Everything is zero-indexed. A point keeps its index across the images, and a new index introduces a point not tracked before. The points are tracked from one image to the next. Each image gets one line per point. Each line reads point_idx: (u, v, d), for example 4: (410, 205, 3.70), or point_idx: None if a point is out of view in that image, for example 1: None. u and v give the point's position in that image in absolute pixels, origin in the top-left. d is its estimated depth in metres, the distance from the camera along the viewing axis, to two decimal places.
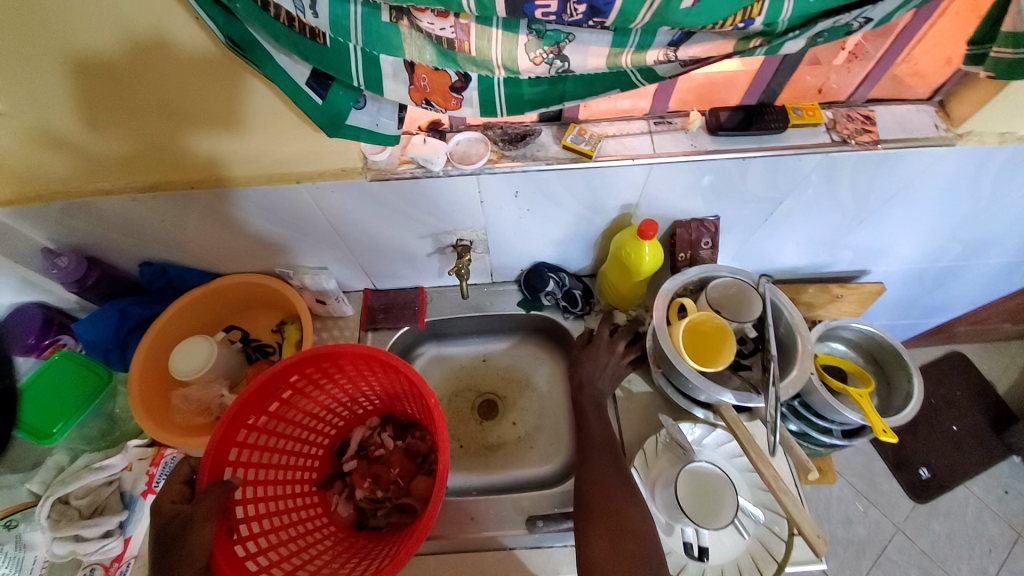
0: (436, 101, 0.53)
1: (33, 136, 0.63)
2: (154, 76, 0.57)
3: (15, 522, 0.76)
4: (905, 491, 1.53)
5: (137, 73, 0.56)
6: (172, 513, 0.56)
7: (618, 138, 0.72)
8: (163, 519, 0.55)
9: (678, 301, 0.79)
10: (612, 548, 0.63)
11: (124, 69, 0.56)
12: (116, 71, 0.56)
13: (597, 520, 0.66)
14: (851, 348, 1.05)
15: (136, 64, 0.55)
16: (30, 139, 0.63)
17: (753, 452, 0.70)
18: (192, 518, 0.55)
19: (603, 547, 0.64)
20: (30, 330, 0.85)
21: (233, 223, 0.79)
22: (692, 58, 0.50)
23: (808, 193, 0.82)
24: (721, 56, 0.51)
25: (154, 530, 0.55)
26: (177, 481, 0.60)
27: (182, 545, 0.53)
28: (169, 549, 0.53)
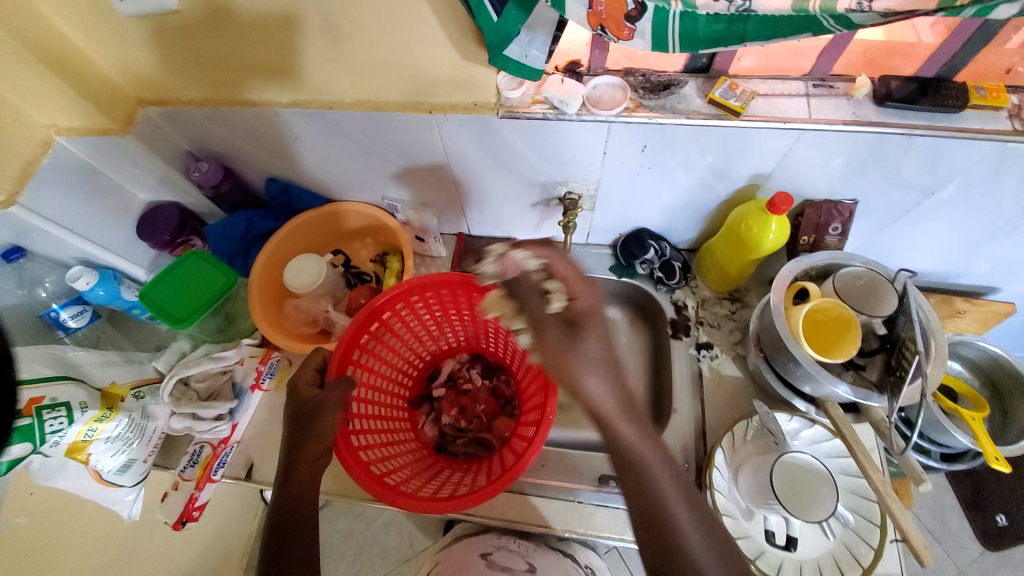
0: (610, 30, 0.50)
1: (135, 83, 0.76)
2: (227, 25, 0.65)
3: (142, 393, 0.84)
4: (976, 534, 1.41)
5: (208, 27, 0.66)
6: (308, 396, 0.59)
7: (769, 97, 0.66)
8: (298, 401, 0.60)
9: (798, 285, 0.75)
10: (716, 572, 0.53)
11: (197, 25, 0.66)
12: (191, 26, 0.66)
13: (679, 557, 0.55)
14: (968, 367, 0.95)
15: (206, 19, 0.65)
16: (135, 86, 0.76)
17: (859, 452, 0.67)
18: (325, 405, 0.58)
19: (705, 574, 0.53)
20: (166, 227, 0.89)
21: (355, 148, 0.81)
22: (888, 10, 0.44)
23: (967, 186, 0.73)
24: (922, 12, 0.45)
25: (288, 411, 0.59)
26: (309, 366, 0.63)
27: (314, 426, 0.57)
28: (305, 426, 0.57)
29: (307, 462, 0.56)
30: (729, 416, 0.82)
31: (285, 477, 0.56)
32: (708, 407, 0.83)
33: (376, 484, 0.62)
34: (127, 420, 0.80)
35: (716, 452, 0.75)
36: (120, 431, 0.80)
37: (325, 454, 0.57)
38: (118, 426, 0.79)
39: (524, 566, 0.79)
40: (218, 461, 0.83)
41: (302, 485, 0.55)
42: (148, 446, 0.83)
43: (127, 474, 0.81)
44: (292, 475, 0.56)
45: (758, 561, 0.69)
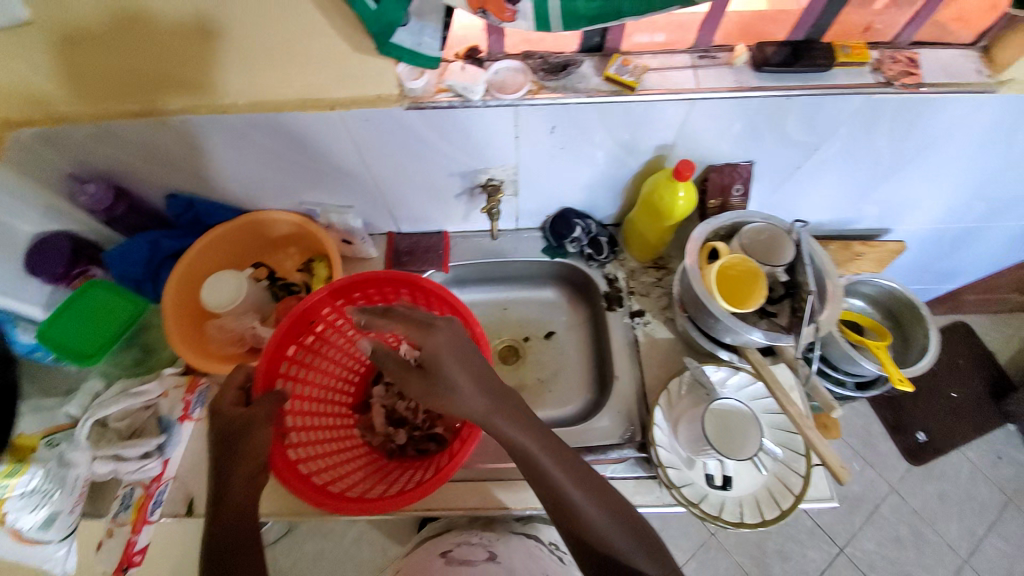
0: (491, 11, 0.50)
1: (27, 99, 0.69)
2: (140, 36, 0.63)
3: (55, 441, 0.76)
4: (901, 453, 1.57)
5: (119, 38, 0.63)
6: (232, 414, 0.55)
7: (660, 71, 0.70)
8: (223, 421, 0.55)
9: (709, 246, 0.80)
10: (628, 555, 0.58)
11: (104, 37, 0.63)
12: (101, 41, 0.63)
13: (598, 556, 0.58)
14: (869, 303, 1.06)
15: (118, 31, 0.63)
16: (26, 102, 0.69)
17: (779, 391, 0.73)
18: (254, 421, 0.55)
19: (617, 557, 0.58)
20: (58, 261, 0.83)
21: (262, 154, 0.78)
22: None
23: (844, 140, 0.81)
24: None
25: (213, 430, 0.55)
26: (233, 387, 0.59)
27: (244, 443, 0.54)
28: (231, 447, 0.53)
29: (243, 483, 0.53)
30: (666, 376, 0.87)
31: (218, 500, 0.53)
32: (646, 370, 0.87)
33: (318, 494, 0.60)
34: (41, 471, 0.73)
35: (655, 409, 0.79)
36: (36, 484, 0.72)
37: (257, 472, 0.54)
38: (32, 479, 0.72)
39: (486, 556, 0.76)
40: (153, 501, 0.77)
41: (239, 505, 0.53)
42: (72, 496, 0.74)
43: (55, 526, 0.73)
44: (226, 498, 0.53)
45: (702, 504, 0.73)
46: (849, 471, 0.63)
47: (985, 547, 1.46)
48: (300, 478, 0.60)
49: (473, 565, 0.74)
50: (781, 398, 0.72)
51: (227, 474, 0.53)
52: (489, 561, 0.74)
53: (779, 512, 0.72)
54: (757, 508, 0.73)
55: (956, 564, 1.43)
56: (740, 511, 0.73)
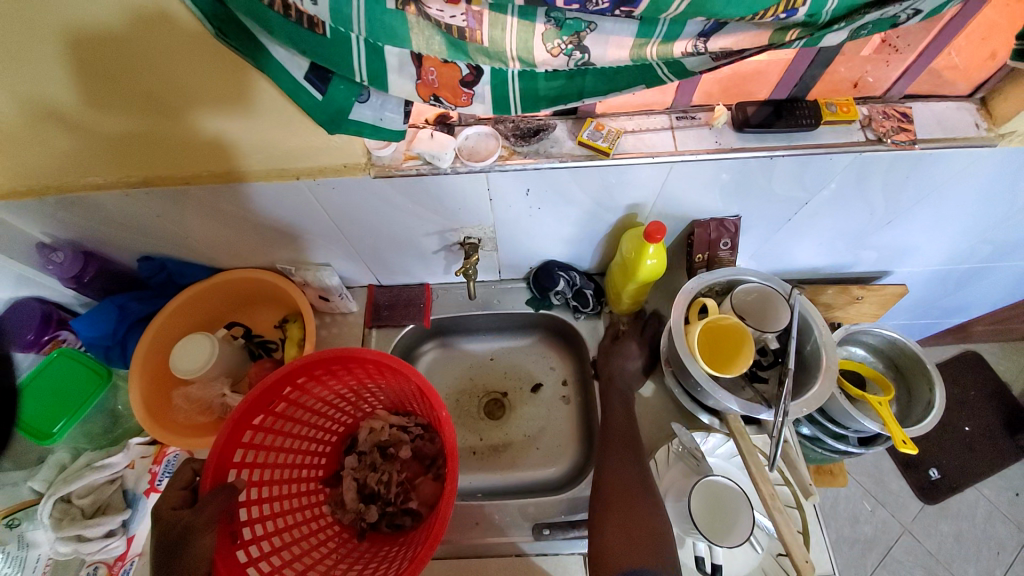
0: (445, 97, 0.49)
1: (28, 110, 0.57)
2: (165, 50, 0.52)
3: (17, 520, 0.74)
4: (913, 491, 1.50)
5: (135, 47, 0.51)
6: (172, 520, 0.53)
7: (637, 133, 0.67)
8: (164, 526, 0.53)
9: (699, 302, 0.76)
10: (626, 538, 0.65)
11: (123, 45, 0.51)
12: (116, 49, 0.51)
13: (610, 510, 0.68)
14: (870, 353, 1.01)
15: (135, 41, 0.50)
16: (26, 112, 0.57)
17: (753, 464, 0.67)
18: (192, 528, 0.52)
19: (617, 538, 0.65)
20: (28, 326, 0.82)
21: (232, 218, 0.76)
22: (723, 50, 0.45)
23: (835, 193, 0.77)
24: (755, 48, 0.45)
25: (154, 539, 0.52)
26: (177, 487, 0.57)
27: (180, 556, 0.51)
28: (170, 558, 0.51)
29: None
30: (655, 439, 0.82)
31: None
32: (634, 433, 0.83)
33: None
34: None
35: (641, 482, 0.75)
36: None
37: None
38: None
39: None
40: None
41: None
42: None
43: None
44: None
45: None
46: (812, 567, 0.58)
47: None
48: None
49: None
50: (756, 474, 0.66)
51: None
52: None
53: None
54: None
55: None
56: None
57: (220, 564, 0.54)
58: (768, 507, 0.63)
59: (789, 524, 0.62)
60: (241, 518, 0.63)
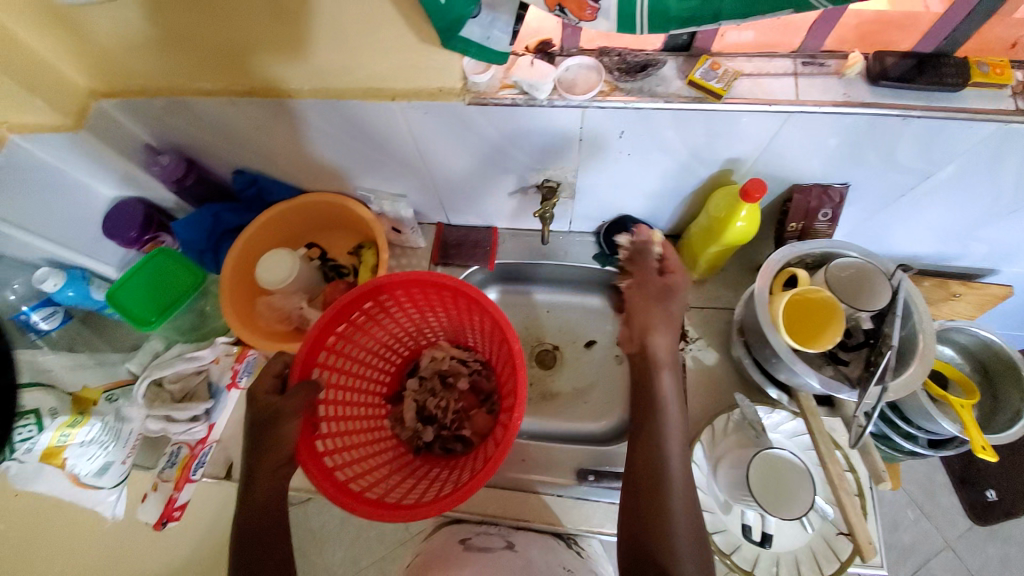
0: (570, 9, 0.45)
1: (148, 16, 0.61)
2: None
3: (115, 396, 0.83)
4: (964, 510, 1.41)
5: None
6: (266, 405, 0.58)
7: (755, 78, 0.62)
8: (257, 409, 0.58)
9: (788, 272, 0.71)
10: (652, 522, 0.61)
11: None
12: None
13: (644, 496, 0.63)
14: (960, 353, 0.93)
15: None
16: (147, 18, 0.62)
17: (822, 442, 0.65)
18: (282, 413, 0.57)
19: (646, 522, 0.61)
20: (132, 224, 0.88)
21: (324, 136, 0.77)
22: None
23: (966, 170, 0.69)
24: None
25: (249, 419, 0.58)
26: (269, 375, 0.61)
27: (272, 434, 0.56)
28: (265, 437, 0.56)
29: (271, 471, 0.56)
30: (712, 407, 0.81)
31: (247, 488, 0.56)
32: (692, 399, 0.81)
33: (340, 492, 0.60)
34: (100, 424, 0.79)
35: (695, 446, 0.74)
36: (94, 435, 0.78)
37: (286, 462, 0.57)
38: (91, 430, 0.78)
39: (504, 545, 0.73)
40: (196, 461, 0.80)
41: (265, 495, 0.55)
42: (125, 448, 0.81)
43: (107, 475, 0.80)
44: (255, 486, 0.56)
45: (733, 556, 0.68)
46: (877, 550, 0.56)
47: None
48: (325, 472, 0.61)
49: (495, 552, 0.71)
50: (825, 453, 0.64)
51: (261, 457, 0.56)
52: (508, 549, 0.72)
53: None
54: (795, 568, 0.67)
55: None
56: (775, 569, 0.68)
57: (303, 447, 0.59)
58: (835, 487, 0.62)
59: (854, 506, 0.61)
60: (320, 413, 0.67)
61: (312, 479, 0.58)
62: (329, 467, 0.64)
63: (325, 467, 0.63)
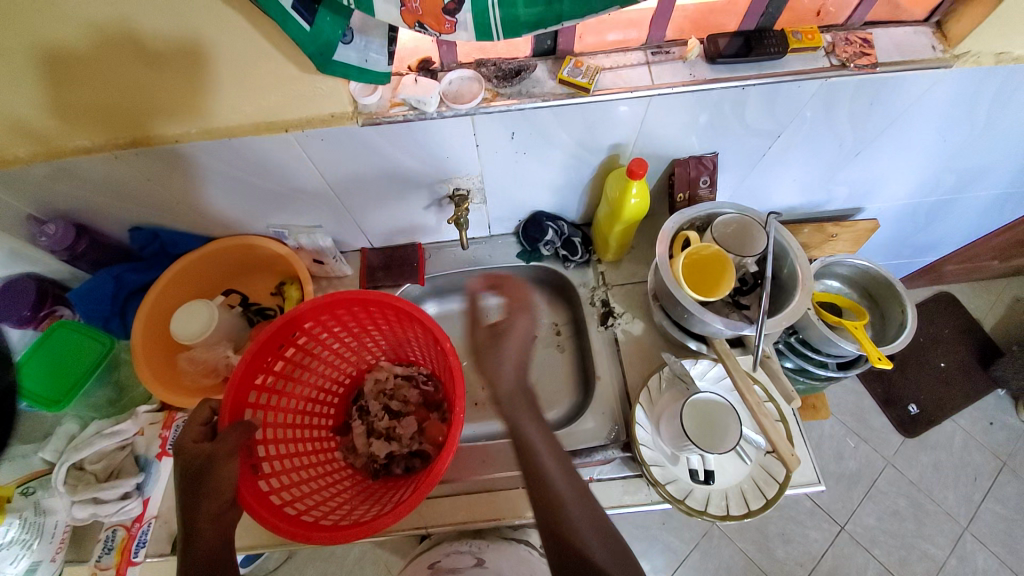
0: (429, 25, 0.50)
1: (15, 91, 0.60)
2: (140, 20, 0.55)
3: (31, 489, 0.75)
4: (894, 426, 1.57)
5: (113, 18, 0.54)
6: (195, 452, 0.56)
7: (615, 70, 0.70)
8: (187, 458, 0.56)
9: (682, 236, 0.80)
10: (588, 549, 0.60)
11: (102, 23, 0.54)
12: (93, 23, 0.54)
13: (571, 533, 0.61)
14: (846, 284, 1.06)
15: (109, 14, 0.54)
16: (15, 95, 0.61)
17: (738, 377, 0.73)
18: (215, 457, 0.55)
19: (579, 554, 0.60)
20: (23, 302, 0.82)
21: (227, 179, 0.76)
22: None
23: (806, 125, 0.81)
24: None
25: (178, 471, 0.55)
26: (195, 423, 0.59)
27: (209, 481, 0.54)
28: (198, 485, 0.54)
29: (211, 518, 0.53)
30: (647, 372, 0.87)
31: (185, 545, 0.53)
32: (628, 368, 0.87)
33: (290, 525, 0.59)
34: (17, 521, 0.72)
35: (636, 410, 0.78)
36: (13, 535, 0.71)
37: (227, 507, 0.55)
38: (8, 530, 0.71)
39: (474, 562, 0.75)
40: (136, 541, 0.75)
41: (208, 546, 0.53)
42: (53, 543, 0.73)
43: None
44: (195, 541, 0.53)
45: (688, 500, 0.73)
46: (798, 459, 0.64)
47: (983, 514, 1.46)
48: (271, 508, 0.60)
49: (461, 573, 0.73)
50: (742, 387, 0.71)
51: (199, 509, 0.53)
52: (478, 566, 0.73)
53: (764, 502, 0.71)
54: (742, 499, 0.73)
55: (956, 531, 1.44)
56: (725, 503, 0.73)
57: (244, 487, 0.58)
58: (757, 416, 0.69)
59: (776, 429, 0.67)
60: (259, 453, 0.66)
61: (257, 517, 0.57)
62: (277, 503, 0.63)
63: (272, 505, 0.61)
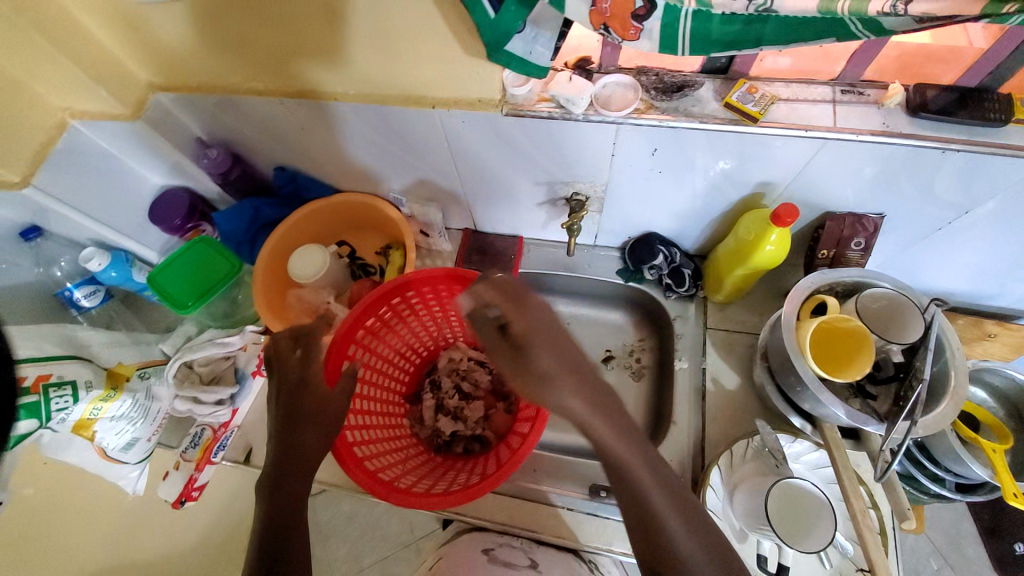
0: (614, 29, 0.46)
1: (207, 30, 0.67)
2: None
3: (146, 375, 0.86)
4: (988, 559, 1.30)
5: None
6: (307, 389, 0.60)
7: (791, 103, 0.62)
8: (298, 393, 0.60)
9: (818, 299, 0.70)
10: None
11: None
12: None
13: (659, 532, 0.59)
14: (992, 397, 0.88)
15: None
16: (208, 36, 0.68)
17: (847, 477, 0.63)
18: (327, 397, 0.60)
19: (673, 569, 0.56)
20: (177, 212, 0.92)
21: (363, 140, 0.80)
22: (926, 15, 0.39)
23: (1007, 208, 0.67)
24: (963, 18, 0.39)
25: (288, 403, 0.60)
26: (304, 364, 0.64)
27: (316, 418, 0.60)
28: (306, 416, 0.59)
29: (293, 457, 0.57)
30: (730, 432, 0.79)
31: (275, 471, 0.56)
32: (710, 422, 0.80)
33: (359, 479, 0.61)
34: (130, 400, 0.82)
35: (712, 469, 0.72)
36: (125, 410, 0.81)
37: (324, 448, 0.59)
38: (122, 406, 0.81)
39: (526, 563, 0.74)
40: (218, 444, 0.83)
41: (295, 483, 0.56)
42: (151, 425, 0.84)
43: (132, 450, 0.83)
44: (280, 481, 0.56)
45: None
46: None
47: None
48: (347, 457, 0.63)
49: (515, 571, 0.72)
50: (848, 487, 0.62)
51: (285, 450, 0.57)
52: (531, 568, 0.72)
53: None
54: None
55: None
56: None
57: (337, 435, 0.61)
58: (857, 523, 0.59)
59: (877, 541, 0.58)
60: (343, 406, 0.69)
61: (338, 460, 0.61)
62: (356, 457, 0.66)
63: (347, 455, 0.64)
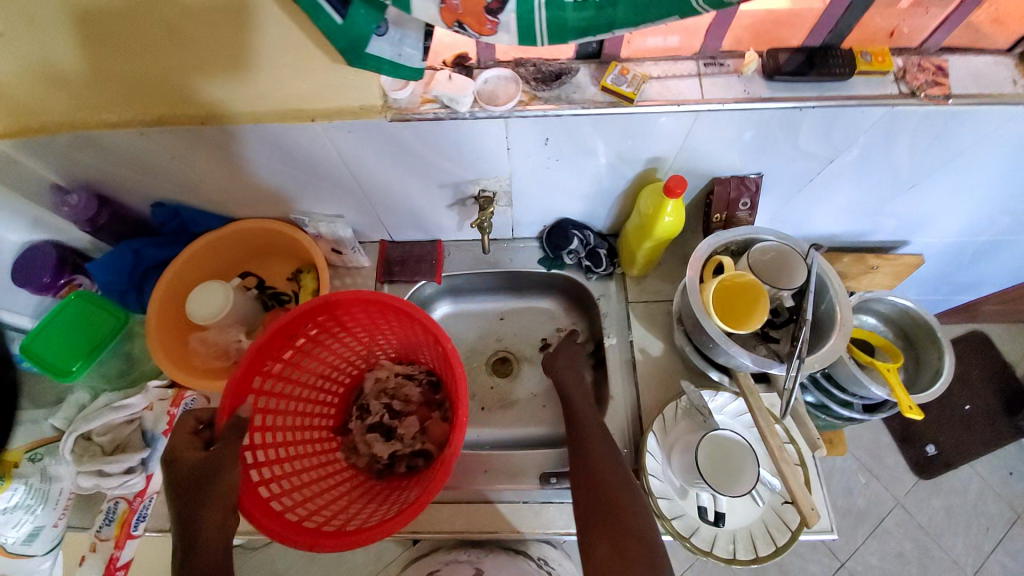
0: (469, 25, 0.46)
1: (39, 65, 0.60)
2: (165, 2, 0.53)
3: (39, 455, 0.78)
4: (909, 467, 1.44)
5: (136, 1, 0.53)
6: (193, 462, 0.54)
7: (662, 80, 0.65)
8: (186, 468, 0.54)
9: (715, 261, 0.75)
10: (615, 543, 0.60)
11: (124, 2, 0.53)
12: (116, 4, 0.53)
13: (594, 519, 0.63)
14: (882, 322, 0.99)
15: None
16: (41, 71, 0.61)
17: (761, 421, 0.68)
18: (223, 461, 0.55)
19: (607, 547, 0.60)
20: (42, 269, 0.82)
21: (245, 163, 0.75)
22: None
23: (862, 154, 0.75)
24: None
25: (177, 480, 0.54)
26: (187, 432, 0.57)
27: (215, 486, 0.53)
28: (202, 488, 0.53)
29: (194, 532, 0.52)
30: (662, 397, 0.83)
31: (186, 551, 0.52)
32: (643, 391, 0.84)
33: (287, 534, 0.58)
34: (21, 487, 0.76)
35: (647, 437, 0.75)
36: (17, 500, 0.75)
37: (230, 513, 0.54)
38: (13, 495, 0.75)
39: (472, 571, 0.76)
40: (135, 516, 0.74)
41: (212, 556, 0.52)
42: (56, 510, 0.76)
43: (38, 541, 0.75)
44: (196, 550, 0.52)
45: (693, 538, 0.70)
46: (817, 514, 0.60)
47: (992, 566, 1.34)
48: (268, 515, 0.59)
49: None
50: (763, 429, 0.68)
51: (196, 525, 0.52)
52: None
53: (774, 550, 0.69)
54: (751, 543, 0.70)
55: None
56: (732, 546, 0.70)
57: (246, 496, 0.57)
58: (775, 459, 0.65)
59: (794, 475, 0.64)
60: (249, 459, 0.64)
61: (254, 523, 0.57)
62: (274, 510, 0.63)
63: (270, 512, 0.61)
